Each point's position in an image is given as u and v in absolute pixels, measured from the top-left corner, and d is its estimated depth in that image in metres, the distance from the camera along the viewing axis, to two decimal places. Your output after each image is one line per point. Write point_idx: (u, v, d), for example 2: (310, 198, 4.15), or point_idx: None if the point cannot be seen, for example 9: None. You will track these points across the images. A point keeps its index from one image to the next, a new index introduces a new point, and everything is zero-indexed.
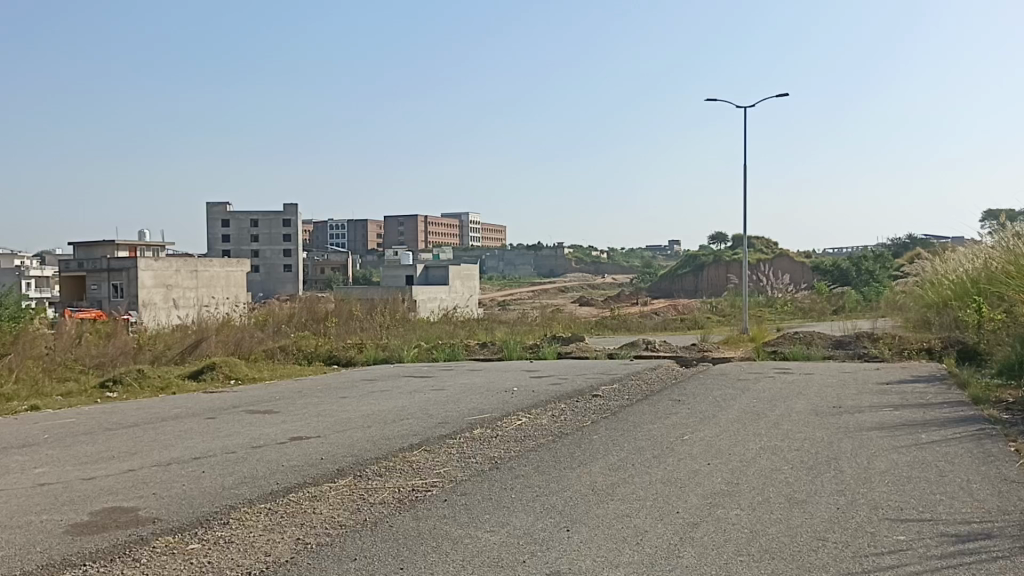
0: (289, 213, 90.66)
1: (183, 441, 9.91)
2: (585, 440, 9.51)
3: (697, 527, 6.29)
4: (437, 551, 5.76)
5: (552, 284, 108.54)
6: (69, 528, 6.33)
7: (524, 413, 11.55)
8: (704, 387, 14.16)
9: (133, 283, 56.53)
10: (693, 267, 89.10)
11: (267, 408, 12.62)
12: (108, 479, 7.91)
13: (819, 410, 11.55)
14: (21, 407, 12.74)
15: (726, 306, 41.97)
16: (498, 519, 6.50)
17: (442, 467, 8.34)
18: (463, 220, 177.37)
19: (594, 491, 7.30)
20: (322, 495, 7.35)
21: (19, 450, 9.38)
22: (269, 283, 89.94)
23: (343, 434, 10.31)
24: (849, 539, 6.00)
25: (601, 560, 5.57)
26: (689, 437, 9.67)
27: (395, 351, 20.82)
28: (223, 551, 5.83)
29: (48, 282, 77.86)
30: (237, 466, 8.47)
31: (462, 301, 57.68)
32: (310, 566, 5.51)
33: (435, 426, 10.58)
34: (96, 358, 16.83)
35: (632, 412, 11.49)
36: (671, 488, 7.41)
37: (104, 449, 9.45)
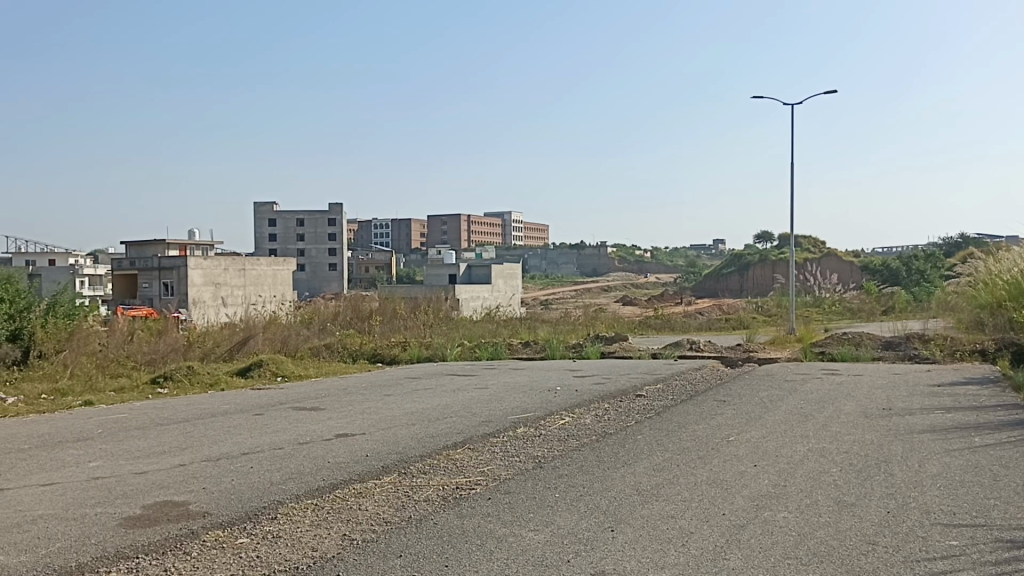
0: (334, 212, 91.57)
1: (232, 436, 10.08)
2: (629, 440, 9.47)
3: (744, 529, 6.23)
4: (482, 550, 5.77)
5: (595, 283, 108.13)
6: (122, 521, 6.47)
7: (568, 412, 11.54)
8: (750, 387, 14.00)
9: (183, 282, 57.58)
10: (738, 267, 88.12)
11: (313, 405, 12.77)
12: (159, 474, 8.08)
13: (869, 412, 11.35)
14: (76, 402, 13.03)
15: (772, 305, 41.41)
16: (542, 518, 6.49)
17: (486, 465, 8.36)
18: (505, 218, 177.52)
19: (639, 492, 7.26)
20: (368, 492, 7.41)
21: (74, 443, 9.62)
22: (314, 282, 90.98)
23: (388, 431, 10.39)
24: (900, 543, 5.90)
25: (647, 562, 5.53)
26: (735, 439, 9.57)
27: (438, 349, 20.93)
28: (271, 545, 5.92)
29: (100, 280, 79.60)
30: (284, 462, 8.58)
31: (505, 301, 57.69)
32: (356, 562, 5.56)
33: (479, 425, 10.62)
34: (147, 355, 17.16)
35: (677, 412, 11.41)
36: (717, 490, 7.34)
37: (156, 443, 9.64)
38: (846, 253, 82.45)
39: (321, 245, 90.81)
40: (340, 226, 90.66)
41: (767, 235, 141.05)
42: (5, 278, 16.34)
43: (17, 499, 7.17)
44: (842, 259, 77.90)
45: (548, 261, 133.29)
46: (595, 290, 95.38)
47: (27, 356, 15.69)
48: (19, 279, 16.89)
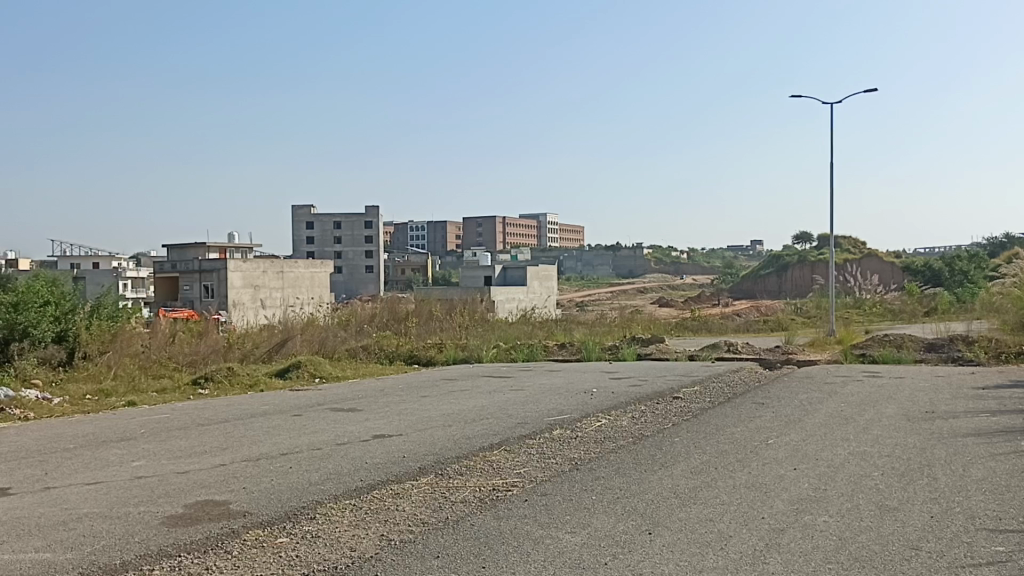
0: (371, 214, 92.22)
1: (271, 437, 10.19)
2: (666, 443, 9.42)
3: (784, 533, 6.16)
4: (519, 551, 5.78)
5: (631, 284, 107.67)
6: (164, 520, 6.58)
7: (604, 414, 11.52)
8: (789, 389, 13.86)
9: (223, 284, 58.34)
10: (777, 268, 87.17)
11: (350, 406, 12.87)
12: (201, 473, 8.20)
13: (911, 415, 11.16)
14: (119, 403, 13.25)
15: (812, 306, 40.91)
16: (579, 520, 6.47)
17: (523, 467, 8.36)
18: (541, 220, 177.41)
19: (676, 494, 7.22)
20: (405, 492, 7.46)
21: (119, 443, 9.80)
22: (352, 284, 91.74)
23: (424, 432, 10.44)
24: (945, 549, 5.80)
25: (685, 565, 5.49)
26: (774, 441, 9.46)
27: (474, 351, 20.99)
28: (310, 545, 5.97)
29: (142, 283, 80.97)
30: (323, 462, 8.67)
31: (540, 303, 57.62)
32: (393, 562, 5.59)
33: (515, 426, 10.62)
34: (188, 356, 17.42)
35: (714, 415, 11.32)
36: (756, 493, 7.26)
37: (197, 443, 9.78)
38: (887, 254, 81.18)
39: (358, 247, 91.51)
40: (377, 229, 91.27)
41: (806, 235, 139.43)
42: (50, 281, 16.66)
43: (63, 498, 7.31)
44: (883, 259, 76.70)
45: (583, 263, 132.93)
46: (631, 292, 94.97)
47: (72, 357, 15.92)
48: (63, 282, 17.20)
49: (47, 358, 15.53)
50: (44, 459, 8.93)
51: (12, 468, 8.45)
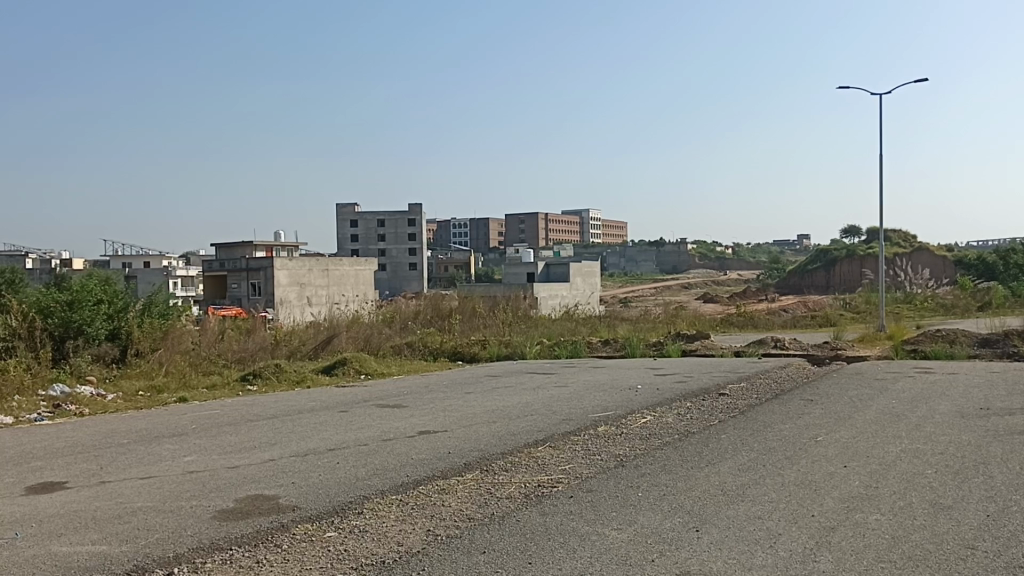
0: (415, 212, 92.75)
1: (317, 433, 10.31)
2: (712, 439, 9.33)
3: (835, 532, 6.06)
4: (565, 547, 5.77)
5: (674, 281, 106.79)
6: (216, 514, 6.70)
7: (649, 411, 11.43)
8: (838, 386, 13.64)
9: (270, 282, 59.14)
10: (824, 262, 85.79)
11: (396, 402, 12.99)
12: (250, 468, 8.32)
13: (966, 412, 10.91)
14: (170, 400, 13.51)
15: (860, 302, 40.23)
16: (625, 517, 6.44)
17: (568, 463, 8.34)
18: (583, 215, 176.89)
19: (724, 492, 7.15)
20: (451, 488, 7.50)
21: (171, 438, 10.01)
22: (396, 282, 92.42)
23: (470, 428, 10.49)
24: (1002, 549, 5.65)
25: (733, 563, 5.44)
26: (824, 439, 9.30)
27: (518, 348, 21.01)
28: (358, 539, 6.03)
29: (191, 281, 82.56)
30: (370, 458, 8.75)
31: (584, 299, 57.46)
32: (440, 557, 5.62)
33: (560, 423, 10.59)
34: (236, 354, 17.72)
35: (762, 412, 11.17)
36: (805, 491, 7.15)
37: (246, 439, 9.92)
38: (939, 248, 79.34)
39: (402, 245, 92.16)
40: (420, 227, 91.76)
41: (854, 229, 137.05)
42: (103, 280, 17.03)
43: (118, 492, 7.48)
44: (935, 254, 74.98)
45: (626, 259, 132.16)
46: (675, 287, 94.29)
47: (125, 355, 16.22)
48: (116, 281, 17.56)
49: (100, 355, 15.84)
50: (100, 453, 9.14)
51: (69, 463, 8.64)
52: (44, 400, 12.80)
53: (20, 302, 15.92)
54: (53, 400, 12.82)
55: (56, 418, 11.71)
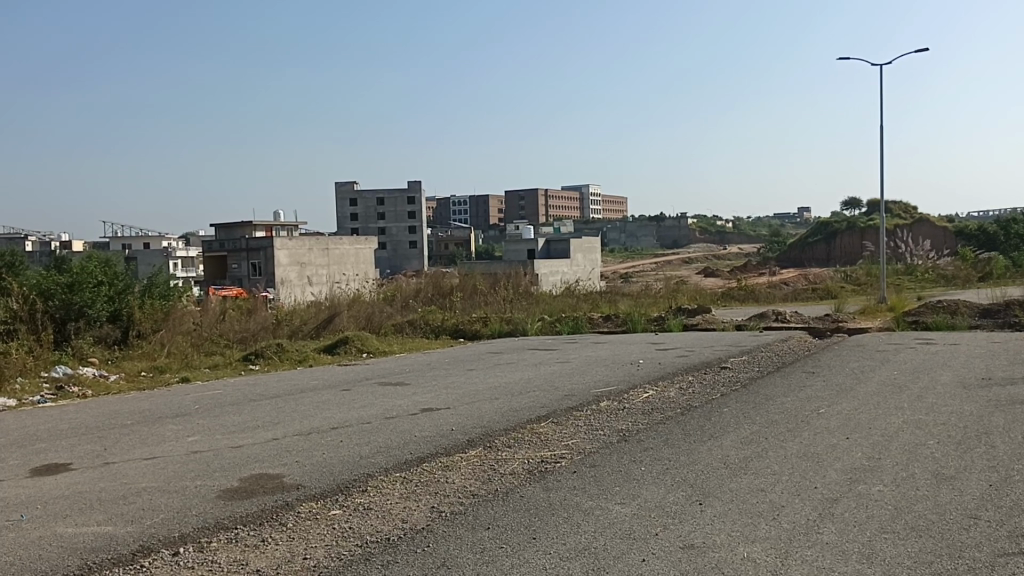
0: (414, 190, 92.51)
1: (319, 412, 10.32)
2: (715, 413, 9.33)
3: (838, 503, 6.07)
4: (568, 523, 5.78)
5: (677, 255, 106.32)
6: (221, 493, 6.71)
7: (651, 386, 11.44)
8: (840, 358, 13.63)
9: (270, 262, 59.09)
10: (824, 235, 85.73)
11: (398, 380, 13.02)
12: (254, 447, 8.34)
13: (967, 382, 10.93)
14: (173, 379, 13.60)
15: (861, 275, 40.11)
16: (628, 491, 6.46)
17: (571, 438, 8.36)
18: (583, 192, 176.59)
19: (727, 465, 7.16)
20: (454, 464, 7.51)
21: (174, 419, 10.01)
22: (396, 260, 92.47)
23: (472, 405, 10.51)
24: (1005, 517, 5.67)
25: (737, 535, 5.46)
26: (825, 411, 9.32)
27: (519, 324, 21.03)
28: (362, 517, 6.04)
29: (192, 262, 82.62)
30: (373, 435, 8.77)
31: (584, 275, 57.27)
32: (444, 533, 5.64)
33: (563, 399, 10.61)
34: (238, 334, 17.76)
35: (764, 385, 11.18)
36: (808, 463, 7.17)
37: (249, 419, 9.95)
38: (940, 219, 79.21)
39: (401, 223, 91.99)
40: (420, 204, 91.57)
41: (854, 200, 136.75)
42: (103, 261, 17.01)
43: (122, 472, 7.49)
44: (936, 225, 74.85)
45: (627, 234, 131.76)
46: (676, 262, 94.15)
47: (127, 336, 16.24)
48: (116, 262, 17.54)
49: (102, 337, 15.86)
50: (103, 435, 9.16)
51: (73, 445, 8.67)
52: (48, 382, 12.84)
53: (20, 284, 15.89)
54: (55, 381, 12.87)
55: (59, 399, 11.76)
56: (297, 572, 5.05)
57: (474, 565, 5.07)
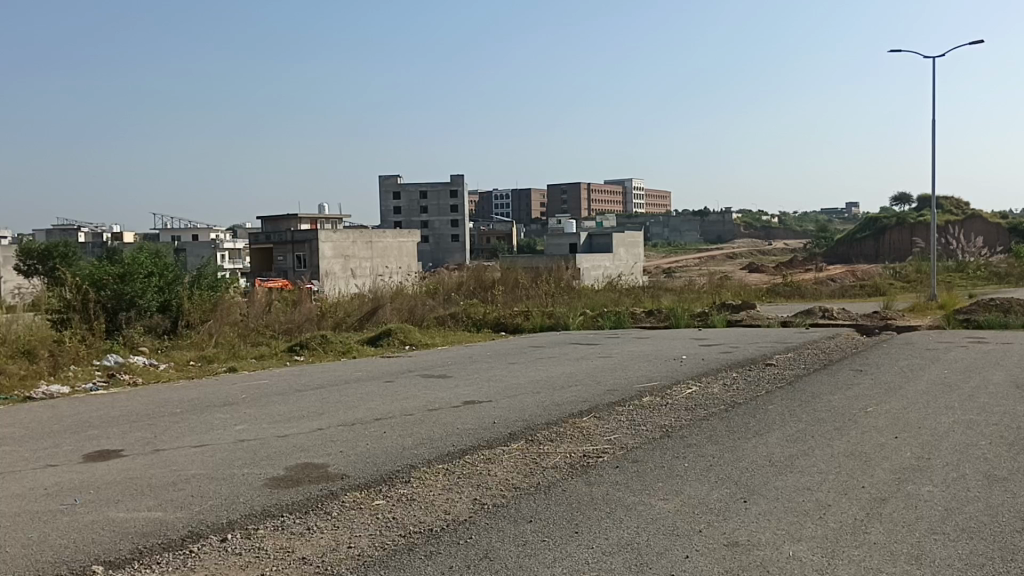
0: (457, 184, 92.82)
1: (363, 402, 10.44)
2: (760, 410, 9.24)
3: (886, 503, 5.98)
4: (611, 517, 5.77)
5: (720, 251, 105.27)
6: (267, 481, 6.81)
7: (694, 382, 11.35)
8: (889, 356, 13.39)
9: (314, 255, 59.73)
10: (873, 231, 84.28)
11: (441, 372, 13.08)
12: (300, 437, 8.45)
13: (1021, 383, 10.66)
14: (221, 369, 13.82)
15: (910, 271, 39.38)
16: (672, 487, 6.43)
17: (614, 433, 8.33)
18: (626, 186, 175.72)
19: (772, 463, 7.09)
20: (496, 457, 7.54)
21: (221, 408, 10.19)
22: (438, 254, 93.05)
23: (514, 398, 10.54)
24: None
25: (782, 534, 5.40)
26: (873, 410, 9.17)
27: (561, 318, 21.01)
28: (406, 508, 6.09)
29: (238, 255, 83.95)
30: (416, 427, 8.83)
31: (627, 270, 57.08)
32: (487, 525, 5.67)
33: (605, 393, 10.58)
34: (284, 325, 18.00)
35: (810, 382, 11.02)
36: (855, 462, 7.06)
37: (295, 408, 10.09)
38: (994, 215, 77.33)
39: (444, 217, 92.43)
40: (462, 198, 91.89)
41: (904, 195, 134.18)
42: (154, 253, 17.35)
43: (171, 459, 7.65)
44: (989, 221, 73.12)
45: (670, 229, 130.78)
46: (720, 257, 93.26)
47: (176, 326, 16.55)
48: (166, 254, 17.89)
49: (152, 327, 16.17)
50: (153, 422, 9.35)
51: (125, 432, 8.87)
52: (100, 370, 13.16)
53: (74, 274, 16.27)
54: (107, 369, 13.17)
55: (111, 387, 12.04)
56: (342, 560, 5.11)
57: (517, 558, 5.09)
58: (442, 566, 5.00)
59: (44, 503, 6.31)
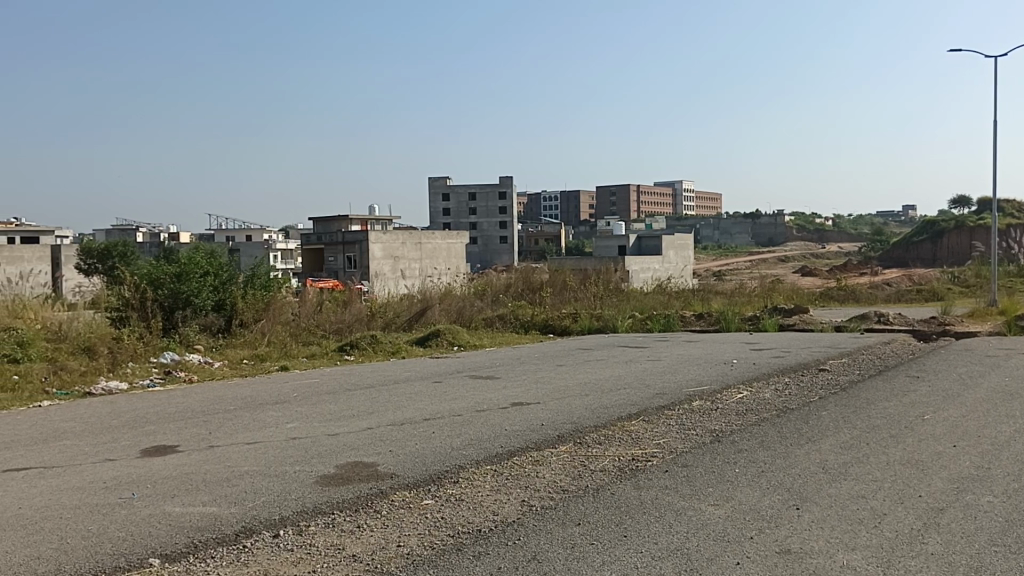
0: (505, 185, 93.00)
1: (411, 402, 10.52)
2: (812, 416, 9.09)
3: (944, 513, 5.83)
4: (661, 522, 5.73)
5: (772, 253, 103.93)
6: (318, 479, 6.90)
7: (745, 386, 11.21)
8: (948, 363, 13.05)
9: (364, 256, 60.30)
10: (931, 234, 82.47)
11: (489, 373, 13.11)
12: (349, 436, 8.53)
13: None
14: (273, 368, 14.03)
15: (969, 275, 38.43)
16: (722, 493, 6.35)
17: (663, 438, 8.26)
18: (676, 188, 174.50)
19: (826, 470, 6.96)
20: (544, 459, 7.54)
21: (274, 405, 10.34)
22: (487, 255, 93.28)
23: (562, 401, 10.52)
24: None
25: (836, 542, 5.30)
26: (931, 418, 8.95)
27: (610, 321, 20.91)
28: (455, 508, 6.12)
29: (291, 255, 85.24)
30: (464, 428, 8.86)
31: (677, 273, 56.65)
32: (536, 527, 5.66)
33: (654, 397, 10.51)
34: (334, 325, 18.23)
35: (865, 388, 10.80)
36: (912, 471, 6.90)
37: (345, 407, 10.20)
38: None
39: (492, 218, 92.67)
40: (511, 199, 92.07)
41: (964, 198, 130.95)
42: (209, 253, 17.72)
43: (225, 455, 7.79)
44: None
45: (721, 231, 129.40)
46: (772, 261, 91.92)
47: (230, 325, 16.87)
48: (221, 254, 18.23)
49: (207, 325, 16.50)
50: (208, 418, 9.54)
51: (180, 428, 9.06)
52: (157, 367, 13.49)
53: (133, 273, 16.67)
54: (164, 366, 13.47)
55: (167, 384, 12.33)
56: (391, 559, 5.15)
57: (565, 561, 5.08)
58: (491, 566, 5.01)
59: (103, 496, 6.47)
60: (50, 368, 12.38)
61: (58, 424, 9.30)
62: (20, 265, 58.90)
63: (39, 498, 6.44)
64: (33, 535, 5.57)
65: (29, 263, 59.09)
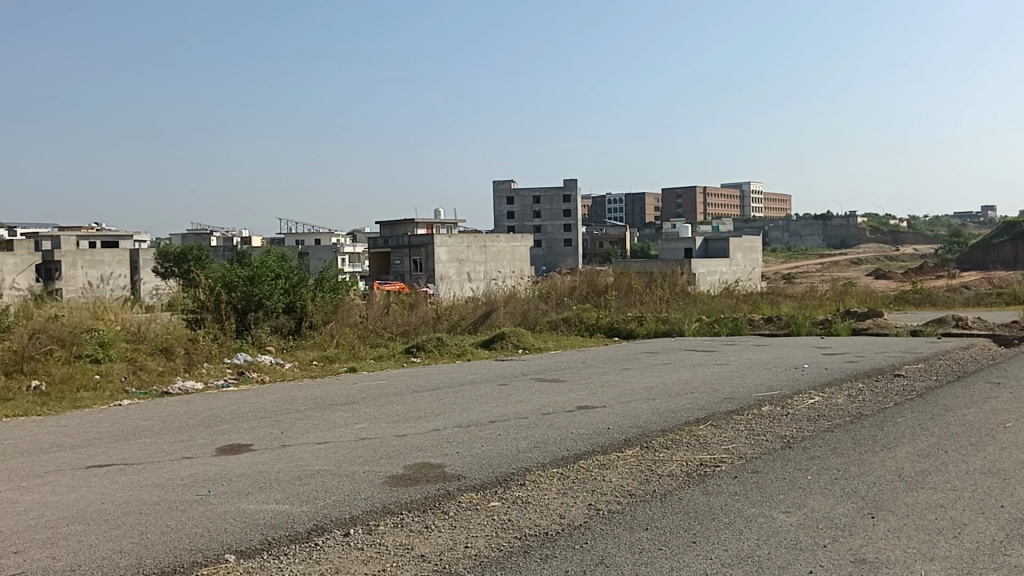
0: (570, 188, 92.97)
1: (478, 405, 10.58)
2: (887, 423, 8.85)
3: None
4: (730, 528, 5.65)
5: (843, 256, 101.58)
6: (386, 480, 6.99)
7: (817, 392, 10.97)
8: None
9: (431, 258, 60.69)
10: (1011, 234, 79.74)
11: (555, 376, 13.12)
12: (417, 437, 8.63)
13: None
14: (342, 369, 14.29)
15: None
16: (794, 500, 6.23)
17: (731, 443, 8.14)
18: (744, 190, 172.07)
19: (901, 478, 6.78)
20: (611, 463, 7.51)
21: (343, 406, 10.53)
22: (552, 258, 93.22)
23: (628, 404, 10.45)
24: None
25: (913, 552, 5.16)
26: (1013, 425, 8.63)
27: (676, 324, 20.70)
28: (521, 510, 6.14)
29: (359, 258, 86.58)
30: (530, 431, 8.86)
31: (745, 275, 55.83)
32: (603, 531, 5.64)
33: (722, 401, 10.35)
34: (401, 327, 18.43)
35: (942, 395, 10.47)
36: (994, 480, 6.67)
37: (412, 409, 10.32)
38: None
39: (558, 221, 92.66)
40: (576, 202, 92.04)
41: None
42: (280, 257, 18.11)
43: (296, 454, 7.96)
44: None
45: (791, 233, 127.01)
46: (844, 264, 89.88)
47: (300, 327, 17.19)
48: (291, 257, 18.62)
49: (278, 327, 16.84)
50: (280, 418, 9.76)
51: (254, 427, 9.28)
52: (230, 367, 13.85)
53: (208, 276, 17.15)
54: (237, 367, 13.82)
55: (240, 384, 12.66)
56: (459, 559, 5.19)
57: (633, 565, 5.04)
58: (559, 568, 5.02)
59: (180, 493, 6.66)
60: (130, 369, 12.79)
61: (138, 422, 9.62)
62: (100, 267, 60.90)
63: (120, 494, 6.66)
64: (115, 530, 5.76)
65: (109, 266, 61.28)
